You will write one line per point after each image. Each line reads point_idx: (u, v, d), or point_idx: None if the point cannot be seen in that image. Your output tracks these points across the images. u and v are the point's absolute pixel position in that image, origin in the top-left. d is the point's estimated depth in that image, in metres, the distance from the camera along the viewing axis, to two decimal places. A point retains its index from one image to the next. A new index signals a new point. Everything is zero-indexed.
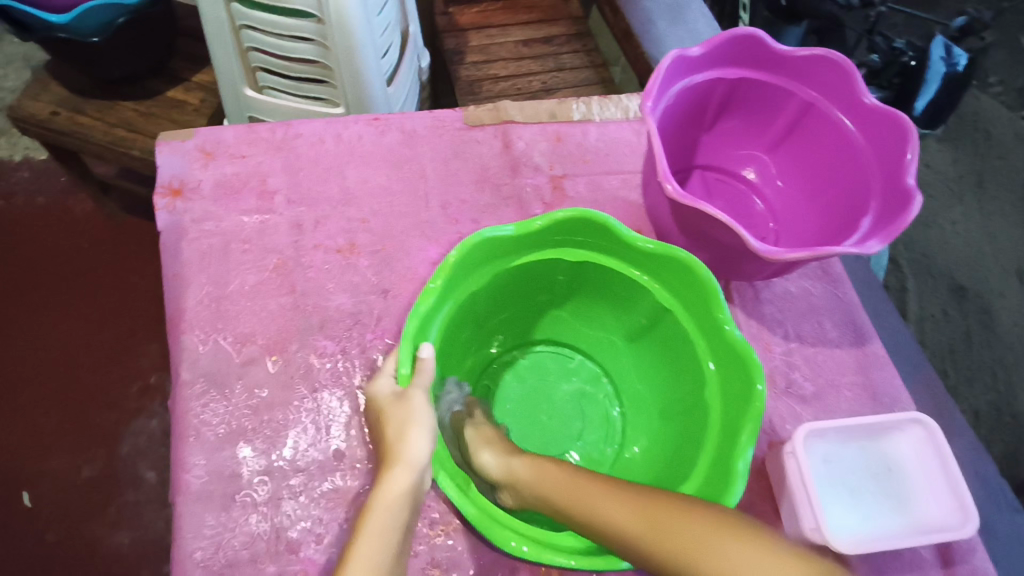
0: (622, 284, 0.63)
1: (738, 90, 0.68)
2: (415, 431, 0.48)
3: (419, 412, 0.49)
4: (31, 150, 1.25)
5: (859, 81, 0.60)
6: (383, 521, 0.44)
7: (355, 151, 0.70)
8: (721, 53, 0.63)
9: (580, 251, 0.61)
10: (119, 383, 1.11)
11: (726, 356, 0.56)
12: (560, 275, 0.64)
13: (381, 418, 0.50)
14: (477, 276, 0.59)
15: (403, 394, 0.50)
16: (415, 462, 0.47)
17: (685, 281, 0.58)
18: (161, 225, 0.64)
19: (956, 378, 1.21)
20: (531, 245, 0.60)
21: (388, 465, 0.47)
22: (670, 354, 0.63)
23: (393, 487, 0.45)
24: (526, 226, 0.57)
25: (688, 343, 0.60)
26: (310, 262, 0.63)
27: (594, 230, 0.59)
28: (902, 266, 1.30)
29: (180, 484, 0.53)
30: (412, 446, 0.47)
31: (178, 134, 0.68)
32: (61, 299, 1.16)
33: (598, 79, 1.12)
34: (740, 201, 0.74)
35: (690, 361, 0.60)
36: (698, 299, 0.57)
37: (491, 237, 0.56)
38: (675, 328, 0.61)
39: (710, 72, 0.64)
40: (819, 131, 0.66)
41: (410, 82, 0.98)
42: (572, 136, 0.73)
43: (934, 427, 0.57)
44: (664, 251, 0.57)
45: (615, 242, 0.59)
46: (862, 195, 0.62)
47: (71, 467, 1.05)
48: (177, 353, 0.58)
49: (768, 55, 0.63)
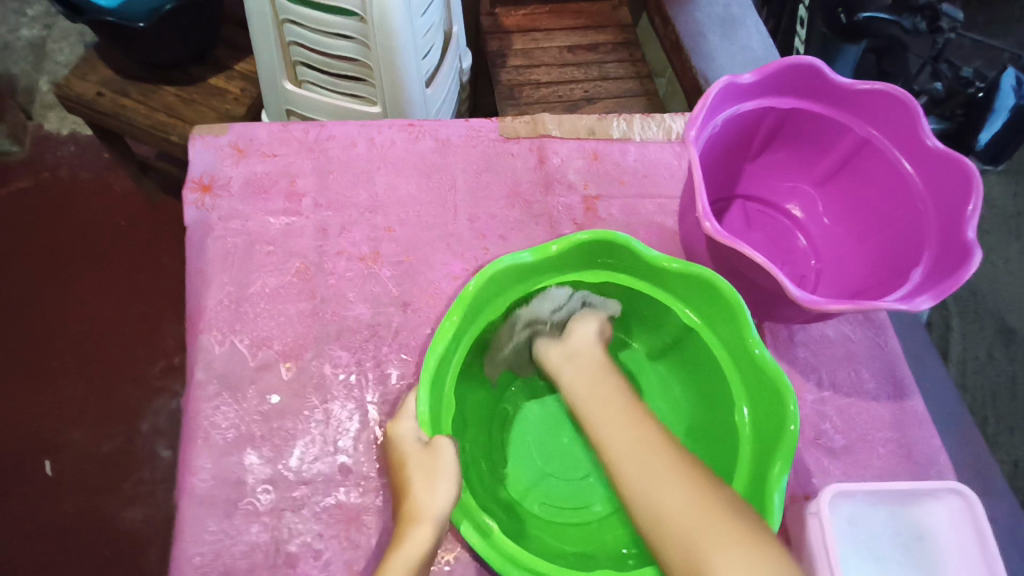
0: (648, 306, 0.61)
1: (787, 119, 0.64)
2: (440, 487, 0.47)
3: (445, 467, 0.48)
4: (79, 125, 1.28)
5: (916, 113, 0.57)
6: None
7: (386, 156, 0.68)
8: (772, 82, 0.59)
9: (603, 273, 0.59)
10: (144, 360, 1.13)
11: (758, 385, 0.53)
12: (585, 298, 0.62)
13: (404, 465, 0.49)
14: (499, 298, 0.58)
15: (433, 445, 0.49)
16: (437, 519, 0.47)
17: (713, 303, 0.55)
18: (189, 220, 0.64)
19: (996, 427, 1.15)
20: (552, 267, 0.59)
21: (409, 519, 0.47)
22: (697, 378, 0.61)
23: (415, 546, 0.46)
24: (544, 250, 0.56)
25: (717, 369, 0.57)
26: (332, 269, 0.62)
27: (616, 250, 0.57)
28: (948, 304, 1.23)
29: (185, 486, 0.53)
30: (437, 502, 0.47)
31: (212, 129, 0.68)
32: (97, 274, 1.18)
33: (642, 90, 1.09)
34: (781, 237, 0.71)
35: (720, 396, 0.57)
36: (726, 323, 0.55)
37: (512, 264, 0.55)
38: (702, 351, 0.59)
39: (762, 100, 0.60)
40: (867, 161, 0.63)
41: (449, 84, 0.96)
42: (609, 155, 0.71)
43: (971, 496, 0.54)
44: (689, 270, 0.55)
45: (644, 267, 0.57)
46: (915, 228, 0.59)
47: (93, 440, 1.07)
48: (193, 351, 0.58)
49: (822, 83, 0.60)
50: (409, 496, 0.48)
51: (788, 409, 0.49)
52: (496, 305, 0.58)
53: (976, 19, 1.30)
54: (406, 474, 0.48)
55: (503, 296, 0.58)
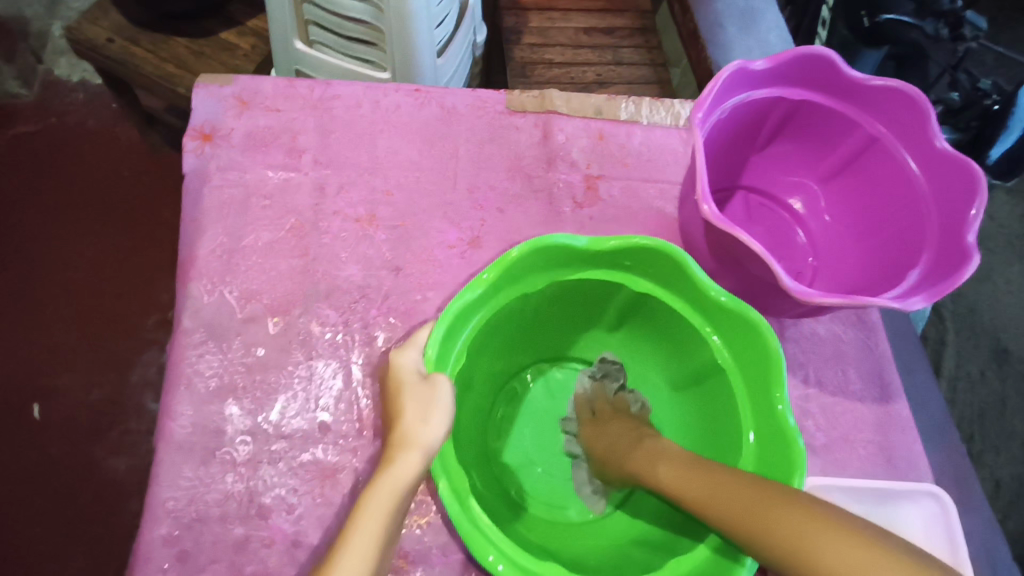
0: (680, 327, 0.57)
1: (837, 127, 0.63)
2: (436, 417, 0.46)
3: (443, 396, 0.47)
4: (88, 73, 1.27)
5: (932, 120, 0.55)
6: (390, 506, 0.43)
7: (390, 120, 0.68)
8: (822, 79, 0.59)
9: (649, 285, 0.56)
10: (138, 311, 1.13)
11: (768, 440, 0.50)
12: (616, 303, 0.60)
13: (400, 395, 0.48)
14: (528, 283, 0.55)
15: (432, 378, 0.48)
16: (428, 450, 0.45)
17: (750, 345, 0.52)
18: (187, 168, 0.63)
19: (982, 444, 1.15)
20: (596, 262, 0.55)
21: (399, 446, 0.45)
22: (710, 414, 0.58)
23: (402, 472, 0.44)
24: (598, 243, 0.53)
25: (730, 409, 0.54)
26: (326, 228, 0.62)
27: (668, 266, 0.53)
28: (945, 318, 1.23)
29: (163, 431, 0.53)
30: (430, 431, 0.46)
31: (217, 79, 0.67)
32: (96, 223, 1.18)
33: (656, 79, 1.08)
34: (782, 233, 0.70)
35: (730, 426, 0.54)
36: (758, 369, 0.52)
37: (561, 244, 0.52)
38: (723, 389, 0.55)
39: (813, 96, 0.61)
40: (895, 194, 0.61)
41: (462, 55, 0.95)
42: (615, 136, 0.70)
43: (948, 502, 0.56)
44: (737, 308, 0.51)
45: (686, 283, 0.54)
46: (913, 258, 0.57)
47: (82, 387, 1.07)
48: (181, 299, 0.58)
49: (880, 105, 0.59)
50: (400, 422, 0.46)
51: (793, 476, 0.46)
52: (528, 287, 0.55)
53: (1000, 36, 1.29)
54: (401, 403, 0.47)
55: (537, 280, 0.55)
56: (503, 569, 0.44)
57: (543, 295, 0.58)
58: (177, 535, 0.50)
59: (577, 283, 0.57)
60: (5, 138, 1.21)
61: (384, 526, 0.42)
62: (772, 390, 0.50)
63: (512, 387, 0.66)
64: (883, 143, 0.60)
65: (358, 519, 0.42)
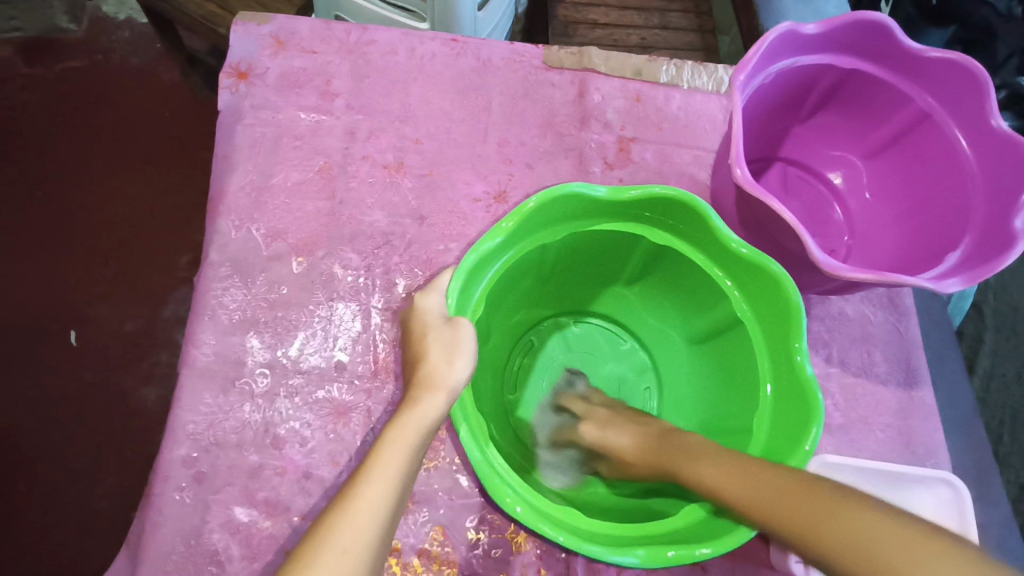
0: (700, 281, 0.56)
1: (881, 93, 0.60)
2: (460, 360, 0.47)
3: (467, 340, 0.47)
4: (135, 12, 1.28)
5: (989, 93, 0.52)
6: (412, 442, 0.43)
7: (424, 68, 0.67)
8: (869, 43, 0.56)
9: (669, 237, 0.55)
10: (173, 249, 1.16)
11: (788, 396, 0.49)
12: (637, 257, 0.59)
13: (424, 338, 0.49)
14: (547, 230, 0.54)
15: (454, 322, 0.48)
16: (452, 392, 0.46)
17: (770, 299, 0.51)
18: (222, 104, 0.64)
19: (1010, 446, 1.12)
20: (618, 213, 0.54)
21: (424, 386, 0.46)
22: (728, 370, 0.57)
23: (428, 411, 0.45)
24: (619, 193, 0.51)
25: (749, 364, 0.53)
26: (355, 172, 0.62)
27: (691, 217, 0.52)
28: (984, 315, 1.18)
29: (187, 357, 0.55)
30: (455, 372, 0.46)
31: (255, 16, 0.67)
32: (135, 160, 1.20)
33: (702, 45, 1.06)
34: (817, 206, 0.68)
35: (747, 380, 0.53)
36: (779, 325, 0.50)
37: (580, 193, 0.51)
38: (743, 346, 0.54)
39: (860, 61, 0.58)
40: (939, 169, 0.59)
41: (505, 8, 0.92)
42: (653, 99, 0.68)
43: (963, 489, 0.53)
44: (758, 261, 0.49)
45: (708, 236, 0.52)
46: (955, 233, 0.55)
47: (117, 318, 1.11)
48: (210, 233, 0.59)
49: (932, 74, 0.56)
50: (425, 363, 0.47)
51: (810, 425, 0.45)
52: (545, 236, 0.54)
53: None
54: (425, 346, 0.48)
55: (556, 229, 0.54)
56: (521, 512, 0.43)
57: (562, 246, 0.57)
58: (195, 457, 0.52)
59: (600, 232, 0.56)
60: (52, 72, 1.24)
61: (408, 459, 0.43)
62: (791, 342, 0.49)
63: (529, 340, 0.66)
64: (929, 112, 0.58)
65: (383, 450, 0.43)
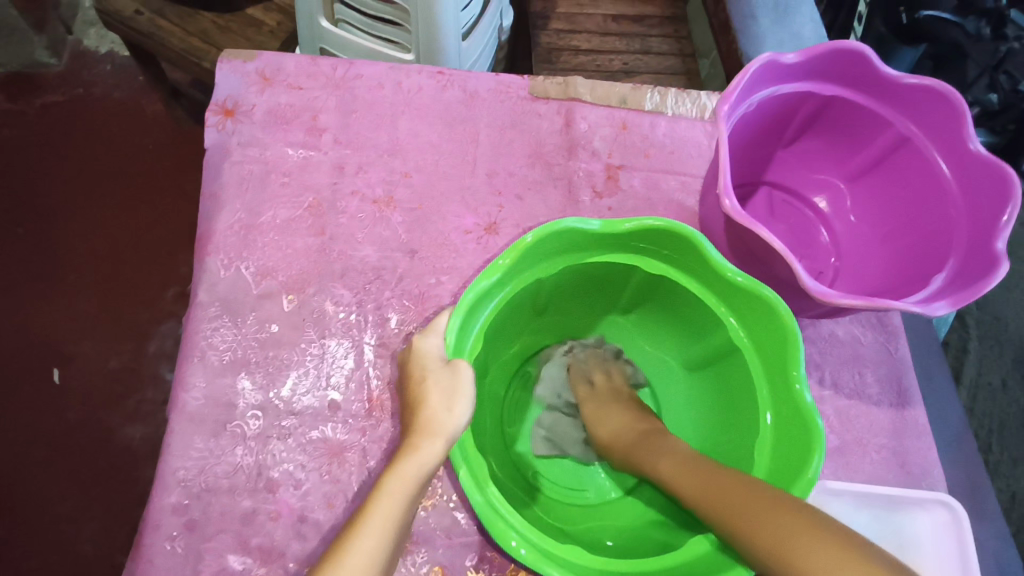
0: (696, 308, 0.56)
1: (864, 119, 0.61)
2: (460, 405, 0.46)
3: (465, 383, 0.47)
4: (116, 45, 1.28)
5: (967, 119, 0.53)
6: (405, 493, 0.43)
7: (411, 101, 0.67)
8: (850, 71, 0.57)
9: (665, 266, 0.55)
10: (158, 282, 1.15)
11: (789, 423, 0.49)
12: (632, 286, 0.59)
13: (424, 381, 0.48)
14: (543, 263, 0.54)
15: (453, 364, 0.48)
16: (451, 437, 0.45)
17: (767, 327, 0.51)
18: (208, 142, 0.64)
19: (999, 456, 1.13)
20: (613, 244, 0.54)
21: (423, 431, 0.46)
22: (727, 395, 0.57)
23: (425, 458, 0.44)
24: (614, 225, 0.51)
25: (749, 393, 0.53)
26: (344, 208, 0.62)
27: (686, 248, 0.52)
28: (968, 325, 1.21)
29: (176, 401, 0.54)
30: (455, 419, 0.46)
31: (241, 54, 0.67)
32: (119, 194, 1.19)
33: (683, 69, 1.08)
34: (804, 229, 0.69)
35: (747, 408, 0.53)
36: (777, 353, 0.51)
37: (575, 228, 0.51)
38: (741, 372, 0.54)
39: (842, 88, 0.59)
40: (923, 193, 0.60)
41: (488, 38, 0.93)
42: (638, 127, 0.69)
43: (960, 510, 0.54)
44: (755, 290, 0.50)
45: (703, 265, 0.53)
46: (941, 255, 0.56)
47: (101, 355, 1.09)
48: (198, 273, 0.58)
49: (913, 101, 0.57)
50: (425, 409, 0.46)
51: (812, 455, 0.45)
52: (542, 269, 0.54)
53: None
54: (425, 389, 0.47)
55: (552, 262, 0.55)
56: (524, 555, 0.43)
57: (558, 278, 0.57)
58: (186, 504, 0.51)
59: (594, 263, 0.56)
60: (33, 107, 1.23)
61: (402, 511, 0.43)
62: (789, 372, 0.49)
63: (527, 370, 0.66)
64: (911, 138, 0.59)
65: (379, 500, 0.43)
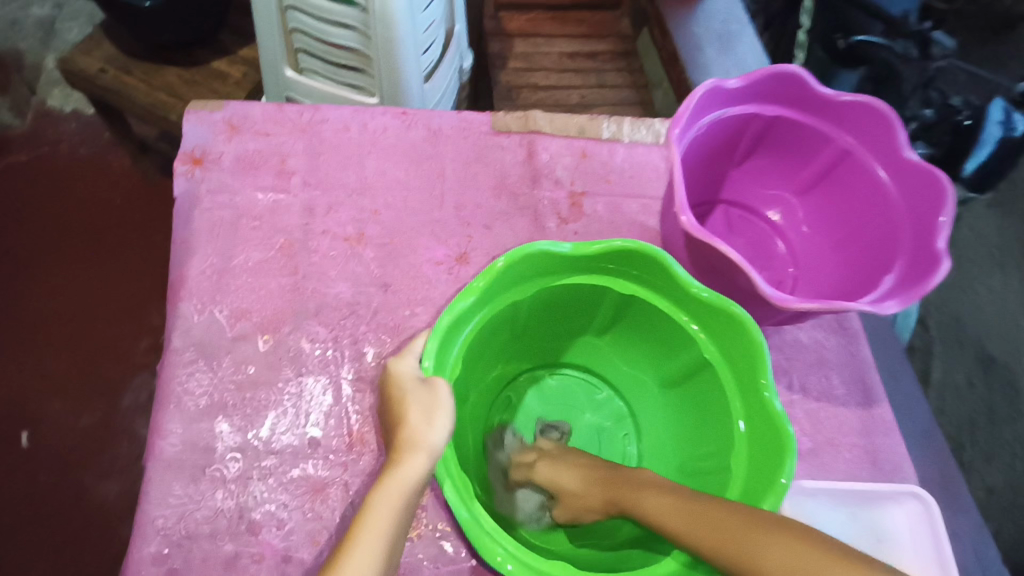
0: (666, 325, 0.58)
1: (809, 138, 0.65)
2: (438, 421, 0.46)
3: (442, 399, 0.47)
4: (81, 104, 1.28)
5: (900, 133, 0.58)
6: (389, 514, 0.43)
7: (378, 142, 0.69)
8: (791, 94, 0.61)
9: (632, 284, 0.57)
10: (130, 335, 1.13)
11: (760, 428, 0.51)
12: (603, 306, 0.61)
13: (403, 401, 0.48)
14: (515, 288, 0.56)
15: (430, 382, 0.48)
16: (431, 454, 0.46)
17: (733, 337, 0.53)
18: (177, 191, 0.65)
19: (972, 454, 1.17)
20: (582, 266, 0.56)
21: (403, 449, 0.46)
22: (701, 409, 0.58)
23: (407, 476, 0.45)
24: (582, 247, 0.54)
25: (721, 402, 0.55)
26: (316, 247, 0.63)
27: (651, 266, 0.55)
28: (930, 328, 1.25)
29: (153, 448, 0.53)
30: (433, 435, 0.46)
31: (207, 105, 0.69)
32: (88, 250, 1.18)
33: (638, 100, 1.12)
34: (762, 243, 0.72)
35: (721, 417, 0.55)
36: (745, 361, 0.53)
37: (545, 251, 0.53)
38: (712, 384, 0.56)
39: (785, 110, 0.63)
40: (868, 203, 0.63)
41: (450, 80, 0.97)
42: (598, 155, 0.72)
43: (930, 501, 0.56)
44: (719, 302, 0.52)
45: (668, 281, 0.55)
46: (889, 259, 0.59)
47: (72, 413, 1.07)
48: (172, 319, 0.59)
49: (851, 119, 0.61)
50: (404, 427, 0.47)
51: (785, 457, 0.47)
52: (515, 294, 0.56)
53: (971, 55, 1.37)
54: (404, 408, 0.48)
55: (525, 286, 0.56)
56: (511, 569, 0.44)
57: (531, 302, 0.58)
58: (166, 553, 0.50)
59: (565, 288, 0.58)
60: None
61: (388, 533, 0.43)
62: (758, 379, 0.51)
63: (506, 396, 0.67)
64: (852, 153, 0.63)
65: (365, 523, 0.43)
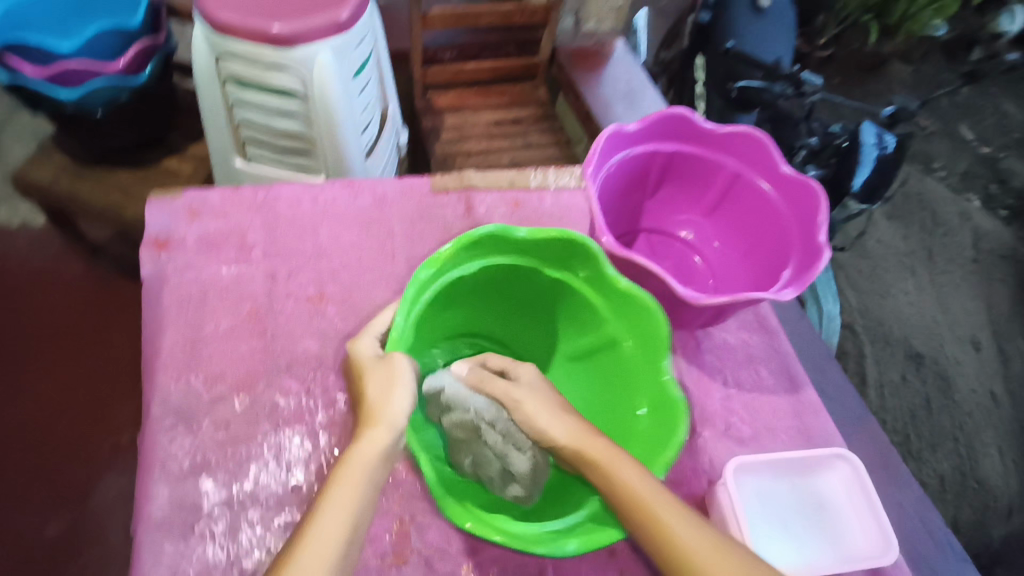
0: (582, 307, 0.65)
1: (701, 166, 0.76)
2: (396, 394, 0.52)
3: (400, 372, 0.53)
4: (29, 215, 1.29)
5: (774, 151, 0.69)
6: (354, 480, 0.48)
7: (330, 212, 0.76)
8: (679, 130, 0.72)
9: (557, 271, 0.64)
10: (95, 437, 1.12)
11: (655, 397, 0.57)
12: (531, 290, 0.67)
13: (364, 377, 0.54)
14: (454, 274, 0.62)
15: (389, 358, 0.54)
16: (392, 424, 0.51)
17: (638, 319, 0.60)
18: (145, 273, 0.69)
19: (919, 444, 1.26)
20: (514, 250, 0.63)
21: (368, 423, 0.51)
22: (608, 381, 0.64)
23: (372, 445, 0.50)
24: (513, 230, 0.60)
25: (627, 376, 0.61)
26: (281, 310, 0.68)
27: (572, 251, 0.62)
28: (858, 332, 1.37)
29: (143, 513, 0.56)
30: (393, 409, 0.52)
31: (168, 194, 0.75)
32: (46, 357, 1.18)
33: (563, 155, 1.23)
34: (682, 261, 0.82)
35: (626, 393, 0.61)
36: (647, 340, 0.60)
37: (481, 234, 0.60)
38: (619, 360, 0.63)
39: (677, 145, 0.74)
40: (760, 213, 0.73)
41: (389, 154, 1.05)
42: (529, 202, 0.81)
43: (854, 459, 0.63)
44: (630, 289, 0.59)
45: (585, 265, 0.62)
46: (784, 258, 0.69)
47: (39, 524, 1.04)
48: (150, 391, 0.62)
49: (733, 146, 0.72)
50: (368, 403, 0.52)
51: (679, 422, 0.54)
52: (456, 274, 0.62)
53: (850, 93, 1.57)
54: (366, 384, 0.53)
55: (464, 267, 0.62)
56: (472, 527, 0.50)
57: (467, 285, 0.64)
58: None
59: (499, 272, 0.65)
60: None
61: (356, 498, 0.48)
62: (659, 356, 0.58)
63: None
64: (738, 173, 0.73)
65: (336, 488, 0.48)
